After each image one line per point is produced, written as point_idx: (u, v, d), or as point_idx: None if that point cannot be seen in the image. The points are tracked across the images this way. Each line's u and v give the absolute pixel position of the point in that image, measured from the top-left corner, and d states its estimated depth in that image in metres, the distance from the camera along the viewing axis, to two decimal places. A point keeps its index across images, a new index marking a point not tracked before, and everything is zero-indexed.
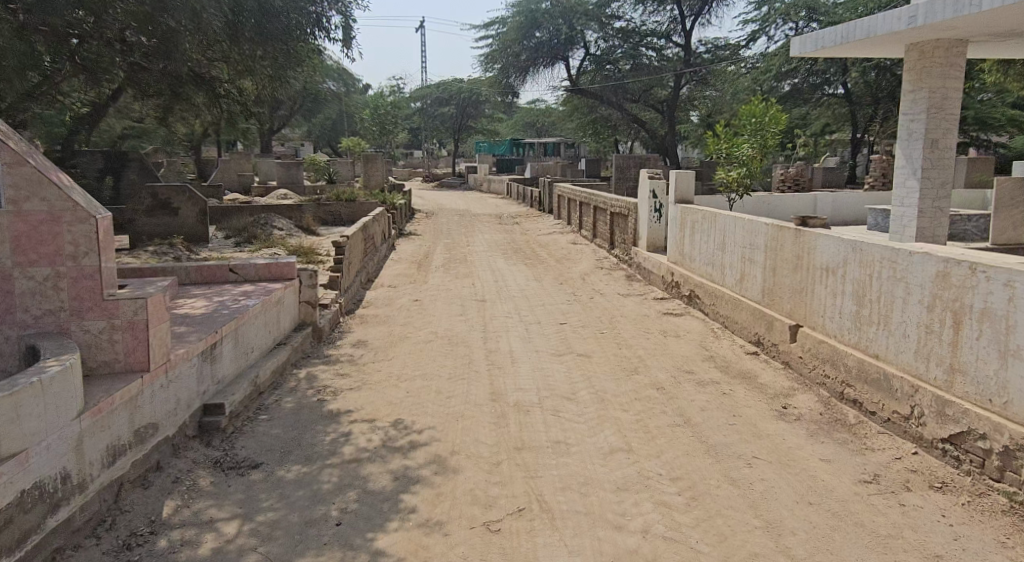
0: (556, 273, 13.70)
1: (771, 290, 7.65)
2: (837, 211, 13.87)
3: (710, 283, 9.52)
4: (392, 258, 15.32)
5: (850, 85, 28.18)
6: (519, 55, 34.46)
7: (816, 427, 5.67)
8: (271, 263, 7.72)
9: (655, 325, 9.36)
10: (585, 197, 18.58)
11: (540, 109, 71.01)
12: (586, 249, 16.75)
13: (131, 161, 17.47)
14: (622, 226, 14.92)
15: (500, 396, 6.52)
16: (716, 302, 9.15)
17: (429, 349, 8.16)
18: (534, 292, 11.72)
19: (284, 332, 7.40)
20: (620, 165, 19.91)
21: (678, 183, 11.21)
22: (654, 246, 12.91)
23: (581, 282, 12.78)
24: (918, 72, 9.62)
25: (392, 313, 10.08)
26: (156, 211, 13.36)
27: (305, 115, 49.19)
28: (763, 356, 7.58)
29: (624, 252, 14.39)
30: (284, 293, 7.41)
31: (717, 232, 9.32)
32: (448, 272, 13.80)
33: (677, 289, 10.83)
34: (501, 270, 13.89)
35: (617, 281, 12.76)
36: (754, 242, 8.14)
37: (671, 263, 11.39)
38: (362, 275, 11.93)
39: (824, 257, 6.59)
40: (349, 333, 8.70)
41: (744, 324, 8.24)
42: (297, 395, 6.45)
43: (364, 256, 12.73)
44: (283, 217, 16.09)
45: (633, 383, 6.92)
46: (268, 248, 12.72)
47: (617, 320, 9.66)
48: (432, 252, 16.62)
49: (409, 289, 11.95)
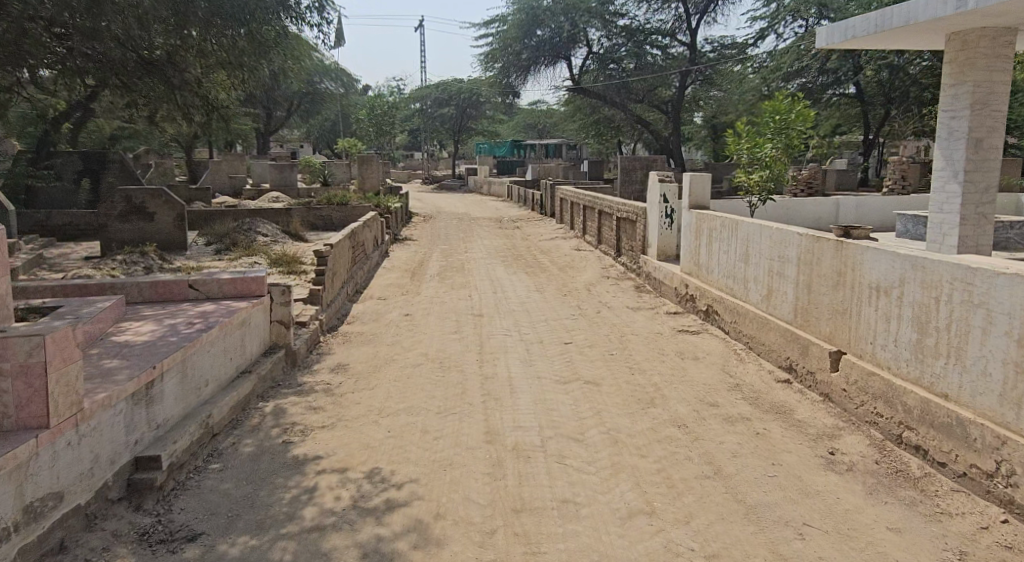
0: (559, 283, 12.79)
1: (805, 309, 6.72)
2: (861, 217, 12.94)
3: (731, 297, 8.59)
4: (385, 266, 14.42)
5: (862, 84, 27.25)
6: (519, 54, 33.62)
7: (874, 481, 4.74)
8: (236, 277, 6.79)
9: (670, 345, 8.43)
10: (589, 200, 17.69)
11: (541, 110, 70.10)
12: (591, 255, 15.84)
13: (111, 162, 16.59)
14: (629, 232, 14.02)
15: (496, 436, 5.58)
16: (738, 320, 8.23)
17: (418, 375, 7.24)
18: (535, 305, 10.79)
19: (250, 358, 6.48)
20: (625, 167, 18.99)
21: (694, 188, 10.25)
22: (666, 255, 11.98)
23: (586, 293, 11.88)
24: (960, 64, 8.68)
25: (380, 330, 9.15)
26: (131, 216, 12.45)
27: (302, 116, 48.33)
28: (797, 385, 6.65)
29: (632, 261, 13.48)
30: (250, 314, 6.49)
31: (738, 241, 8.40)
32: (444, 281, 12.89)
33: (692, 303, 9.92)
34: (500, 279, 12.99)
35: (624, 292, 11.83)
36: (784, 254, 7.21)
37: (684, 273, 10.47)
38: (350, 287, 11.04)
39: (873, 274, 5.65)
40: (329, 356, 7.77)
41: (772, 348, 7.31)
42: (259, 435, 5.52)
43: (352, 265, 11.82)
44: (269, 223, 15.16)
45: (650, 420, 5.99)
46: (248, 258, 11.84)
47: (628, 339, 8.73)
48: (428, 259, 15.71)
49: (400, 302, 11.03)
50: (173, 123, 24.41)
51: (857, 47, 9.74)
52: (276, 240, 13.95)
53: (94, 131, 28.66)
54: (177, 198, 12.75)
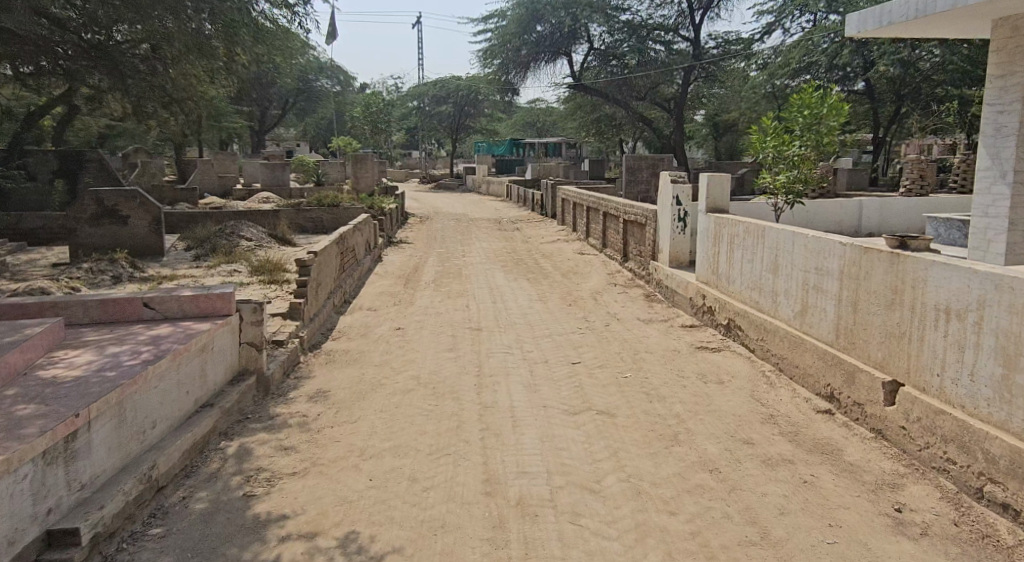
0: (562, 291, 11.95)
1: (850, 330, 5.89)
2: (886, 221, 12.07)
3: (756, 312, 7.77)
4: (376, 272, 13.56)
5: (872, 81, 26.36)
6: (519, 49, 32.74)
7: (959, 552, 3.93)
8: (199, 294, 5.92)
9: (689, 365, 7.58)
10: (592, 201, 16.83)
11: (541, 108, 69.12)
12: (596, 260, 14.98)
13: (88, 161, 15.78)
14: (637, 236, 13.17)
15: (497, 486, 4.73)
16: (765, 336, 7.42)
17: (408, 403, 6.37)
18: (539, 317, 9.93)
19: (213, 388, 5.62)
20: (631, 166, 18.11)
21: (711, 191, 9.40)
22: (679, 261, 11.14)
23: (592, 303, 11.04)
24: (1010, 53, 7.84)
25: (368, 347, 8.28)
26: (102, 220, 11.59)
27: (297, 114, 47.40)
28: (841, 418, 5.82)
29: (640, 267, 12.65)
30: (213, 338, 5.63)
31: (766, 250, 7.57)
32: (440, 289, 12.05)
33: (709, 315, 9.09)
34: (500, 287, 12.16)
35: (634, 302, 10.98)
36: (823, 265, 6.38)
37: (700, 282, 9.63)
38: (337, 297, 10.22)
39: (938, 293, 4.85)
40: (308, 381, 6.90)
41: (809, 371, 6.48)
42: (216, 486, 4.66)
43: (341, 272, 11.01)
44: (255, 226, 14.31)
45: (677, 462, 5.14)
46: (228, 264, 11.02)
47: (643, 358, 7.87)
48: (423, 264, 14.84)
49: (392, 313, 10.17)
50: (162, 119, 23.55)
51: (891, 35, 8.88)
52: (261, 245, 13.11)
53: (81, 130, 27.77)
54: (153, 200, 11.87)
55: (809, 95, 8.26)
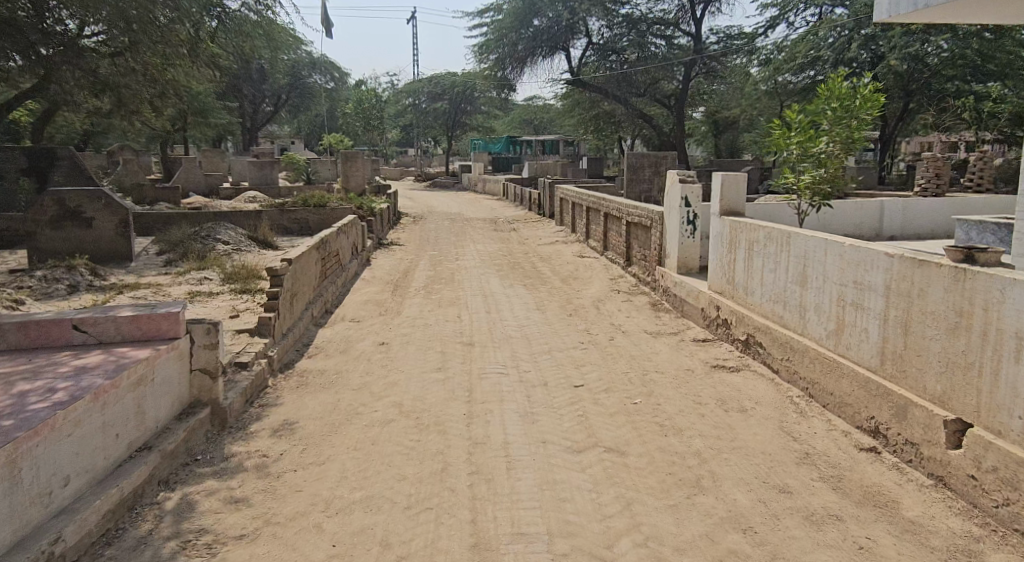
0: (562, 299, 11.13)
1: (900, 357, 5.07)
2: (909, 224, 11.24)
3: (780, 327, 6.95)
4: (363, 278, 12.71)
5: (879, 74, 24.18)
6: (515, 44, 31.89)
7: None
8: (140, 314, 5.04)
9: (706, 389, 6.74)
10: (593, 201, 16.01)
11: (538, 105, 68.38)
12: (597, 264, 14.16)
13: (59, 159, 14.89)
14: (641, 240, 12.36)
15: (487, 555, 3.90)
16: (790, 355, 6.59)
17: (387, 439, 5.51)
18: (537, 330, 9.09)
19: (155, 427, 4.78)
20: (633, 164, 17.26)
21: (726, 192, 8.54)
22: (687, 267, 10.30)
23: (594, 312, 10.23)
24: None
25: (346, 367, 7.42)
26: (64, 223, 10.75)
27: (290, 110, 46.48)
28: (889, 458, 5.01)
29: (645, 272, 11.84)
30: (153, 367, 4.78)
31: (792, 259, 6.73)
32: (430, 297, 11.22)
33: (724, 328, 8.26)
34: (495, 295, 11.33)
35: (639, 312, 10.15)
36: (863, 279, 5.55)
37: (713, 291, 8.79)
38: (316, 307, 9.38)
39: (1018, 320, 4.03)
40: (276, 410, 6.06)
41: (846, 401, 5.66)
42: (143, 555, 3.82)
43: (321, 279, 10.17)
44: (235, 228, 13.45)
45: (703, 518, 4.31)
46: (199, 271, 10.16)
47: (653, 379, 7.03)
48: (414, 268, 13.99)
49: (376, 325, 9.32)
50: (145, 114, 22.68)
51: (921, 20, 8.07)
52: (239, 249, 12.26)
53: (63, 126, 26.90)
54: (120, 200, 10.99)
55: (837, 85, 7.39)
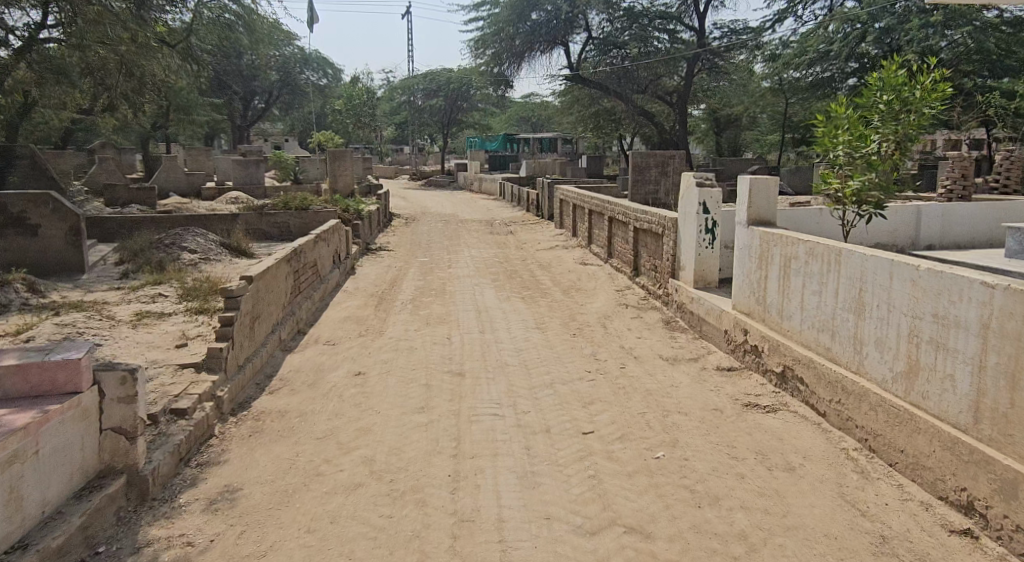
0: (564, 315, 10.03)
1: (1007, 419, 3.97)
2: (948, 232, 10.12)
3: (825, 360, 5.84)
4: (345, 290, 11.57)
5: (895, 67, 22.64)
6: (513, 39, 30.71)
7: None
8: (28, 362, 3.90)
9: (740, 436, 5.62)
10: (595, 204, 14.91)
11: (536, 102, 67.12)
12: (600, 273, 13.06)
13: (18, 158, 13.74)
14: (650, 248, 11.26)
15: None
16: (843, 397, 5.48)
17: (350, 514, 4.39)
18: (537, 355, 7.98)
19: (39, 514, 3.64)
20: (638, 164, 16.13)
21: (754, 198, 7.42)
22: (705, 282, 9.16)
23: (600, 331, 9.13)
24: None
25: (313, 407, 6.31)
26: (6, 230, 9.73)
27: (282, 107, 45.26)
28: (992, 547, 3.94)
29: (655, 284, 10.74)
30: (38, 435, 3.64)
31: (843, 280, 5.61)
32: (417, 313, 10.12)
33: (752, 355, 7.13)
34: (490, 310, 10.23)
35: (651, 332, 9.04)
36: (948, 314, 4.44)
37: (738, 311, 7.67)
38: (286, 328, 8.26)
39: None
40: (216, 472, 4.92)
41: (923, 463, 4.57)
42: None
43: (293, 294, 9.04)
44: (205, 233, 12.30)
45: None
46: (155, 286, 9.03)
47: (675, 423, 5.91)
48: (401, 278, 12.89)
49: (353, 349, 8.19)
50: (122, 110, 21.53)
51: None
52: (208, 259, 11.11)
53: (40, 123, 25.75)
54: (71, 205, 9.89)
55: (893, 73, 6.31)
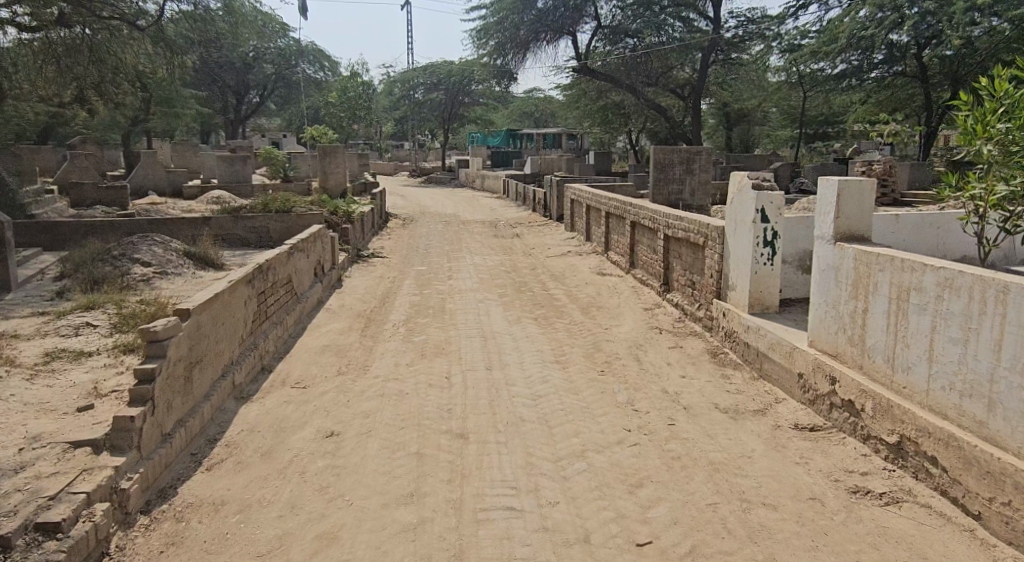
0: (587, 342, 8.37)
1: None
2: None
3: (976, 439, 4.18)
4: (328, 309, 9.91)
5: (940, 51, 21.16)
6: (517, 28, 28.95)
7: None
8: None
9: (862, 552, 3.94)
10: (614, 205, 13.23)
11: (538, 97, 65.33)
12: (623, 286, 11.40)
13: None
14: (684, 260, 9.58)
15: None
16: (1017, 501, 3.82)
17: None
18: (560, 403, 6.34)
19: None
20: (659, 160, 14.45)
21: (842, 205, 5.72)
22: (763, 307, 7.46)
23: (634, 366, 7.46)
24: None
25: (262, 494, 4.62)
26: None
27: (278, 101, 43.50)
28: None
29: (693, 304, 9.08)
30: None
31: (1010, 331, 3.96)
32: (412, 340, 8.46)
33: (844, 412, 5.45)
34: (498, 335, 8.57)
35: (697, 367, 7.36)
36: None
37: (818, 351, 5.96)
38: (243, 367, 6.56)
39: None
40: None
41: None
42: None
43: (256, 323, 7.35)
44: (167, 240, 10.63)
45: None
46: (86, 311, 7.37)
47: (761, 524, 4.24)
48: (395, 291, 11.25)
49: (329, 396, 6.50)
50: (95, 102, 19.86)
51: None
52: (163, 272, 9.44)
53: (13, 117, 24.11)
54: None
55: None
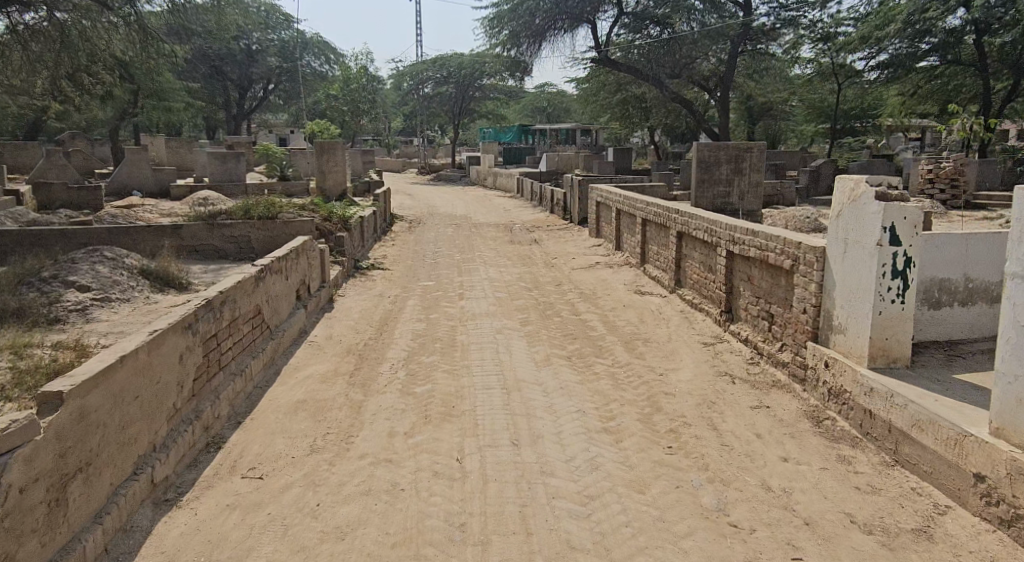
0: (641, 397, 6.40)
1: None
2: None
3: None
4: (310, 343, 7.99)
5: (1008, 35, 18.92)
6: (534, 14, 26.81)
7: None
8: None
9: None
10: (653, 211, 11.23)
11: (552, 91, 62.91)
12: (670, 311, 9.42)
13: None
14: (757, 285, 7.57)
15: None
16: None
17: None
18: (623, 510, 4.40)
19: None
20: (703, 158, 12.45)
21: None
22: (888, 359, 5.49)
23: (710, 438, 5.49)
24: None
25: None
26: None
27: (280, 95, 41.56)
28: None
29: (772, 342, 7.10)
30: None
31: None
32: (412, 393, 6.49)
33: None
34: (522, 386, 6.61)
35: (800, 441, 5.40)
36: None
37: (1009, 442, 4.02)
38: (171, 453, 4.65)
39: None
40: None
41: None
42: None
43: (200, 379, 5.43)
44: (121, 254, 8.77)
45: None
46: None
47: None
48: (396, 316, 9.32)
49: (295, 496, 4.58)
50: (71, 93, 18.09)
51: None
52: (105, 299, 7.57)
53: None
54: None
55: None
